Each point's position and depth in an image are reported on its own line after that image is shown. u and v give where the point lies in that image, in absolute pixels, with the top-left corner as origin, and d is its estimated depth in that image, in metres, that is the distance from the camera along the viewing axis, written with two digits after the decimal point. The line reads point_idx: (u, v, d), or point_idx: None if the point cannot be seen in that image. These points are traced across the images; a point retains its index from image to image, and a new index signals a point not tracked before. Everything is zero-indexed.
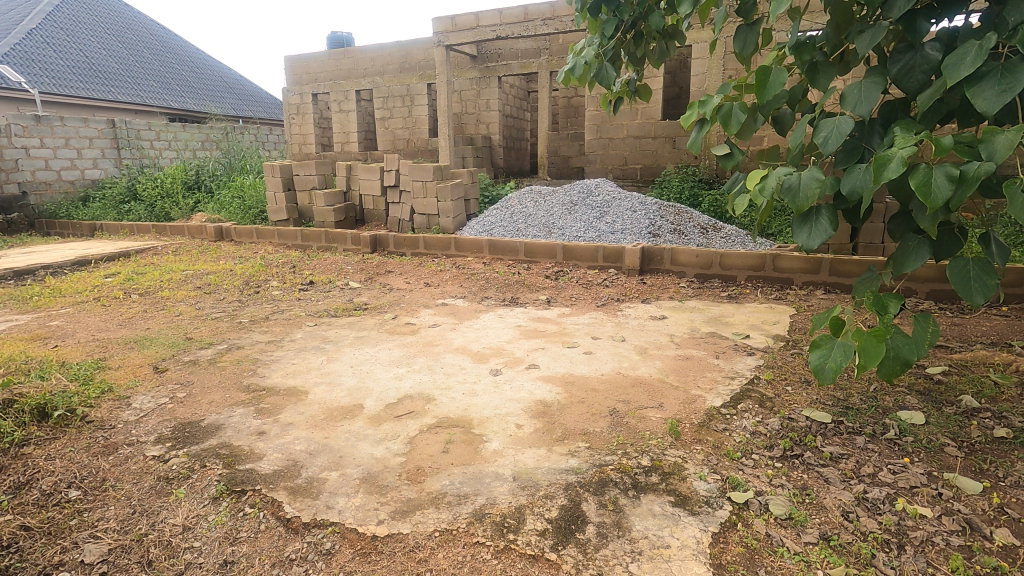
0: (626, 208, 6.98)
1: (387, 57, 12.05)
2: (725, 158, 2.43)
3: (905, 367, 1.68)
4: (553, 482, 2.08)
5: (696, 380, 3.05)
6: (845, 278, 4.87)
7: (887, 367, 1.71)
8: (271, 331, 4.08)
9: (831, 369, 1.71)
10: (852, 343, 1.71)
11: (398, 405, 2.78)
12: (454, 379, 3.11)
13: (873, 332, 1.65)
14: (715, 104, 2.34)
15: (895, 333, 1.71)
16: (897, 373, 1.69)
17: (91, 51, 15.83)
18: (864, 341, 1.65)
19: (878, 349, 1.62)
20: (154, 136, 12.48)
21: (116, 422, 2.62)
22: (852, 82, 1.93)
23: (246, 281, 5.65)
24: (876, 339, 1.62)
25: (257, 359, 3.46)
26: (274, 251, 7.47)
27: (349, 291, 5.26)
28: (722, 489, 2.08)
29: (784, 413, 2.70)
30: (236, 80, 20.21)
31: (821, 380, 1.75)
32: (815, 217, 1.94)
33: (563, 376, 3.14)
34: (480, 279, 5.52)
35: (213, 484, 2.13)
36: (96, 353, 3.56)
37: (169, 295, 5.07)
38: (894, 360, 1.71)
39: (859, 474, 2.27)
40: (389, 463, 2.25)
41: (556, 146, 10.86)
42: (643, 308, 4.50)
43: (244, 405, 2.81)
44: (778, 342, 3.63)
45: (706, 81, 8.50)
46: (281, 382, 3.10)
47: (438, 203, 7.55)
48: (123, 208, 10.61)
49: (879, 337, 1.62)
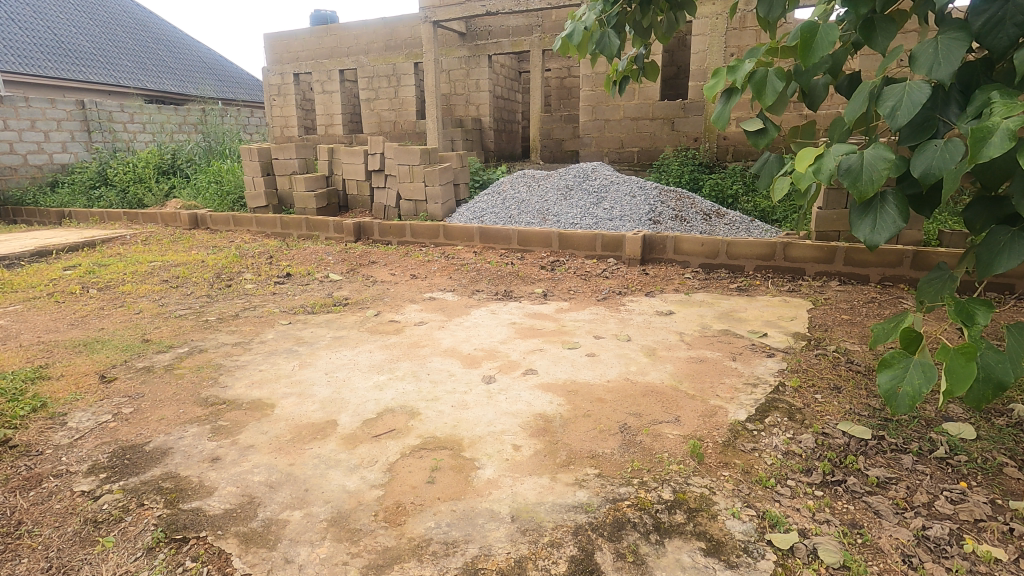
0: (625, 193, 6.60)
1: (371, 35, 11.53)
2: (755, 133, 2.08)
3: (999, 391, 1.39)
4: (559, 525, 1.74)
5: (714, 388, 2.71)
6: (861, 267, 4.58)
7: (976, 391, 1.42)
8: (239, 330, 3.69)
9: (907, 396, 1.31)
10: (935, 363, 1.32)
11: (377, 421, 2.42)
12: (442, 389, 2.75)
13: (962, 350, 1.33)
14: (747, 70, 1.98)
15: (987, 349, 1.42)
16: (989, 399, 1.40)
17: (60, 28, 15.10)
18: (951, 362, 1.33)
19: (967, 372, 1.29)
20: (128, 118, 11.91)
21: (44, 446, 2.24)
22: (925, 40, 1.57)
23: (218, 273, 5.24)
24: (966, 358, 1.30)
25: (220, 365, 3.08)
26: (252, 240, 7.05)
27: (328, 284, 4.86)
28: (760, 529, 1.75)
29: (817, 428, 2.37)
30: (217, 61, 19.47)
31: (893, 409, 1.36)
32: (879, 206, 1.58)
33: (564, 385, 2.79)
34: (471, 270, 5.13)
35: (150, 529, 1.77)
36: (37, 359, 3.16)
37: (131, 289, 4.65)
38: (983, 383, 1.42)
39: (913, 505, 1.95)
40: (364, 499, 1.90)
41: (549, 128, 10.40)
42: (647, 302, 4.16)
43: (198, 423, 2.44)
44: (799, 341, 3.30)
45: (707, 59, 8.11)
46: (245, 393, 2.72)
47: (425, 189, 7.14)
48: (93, 194, 10.06)
49: (969, 356, 1.30)
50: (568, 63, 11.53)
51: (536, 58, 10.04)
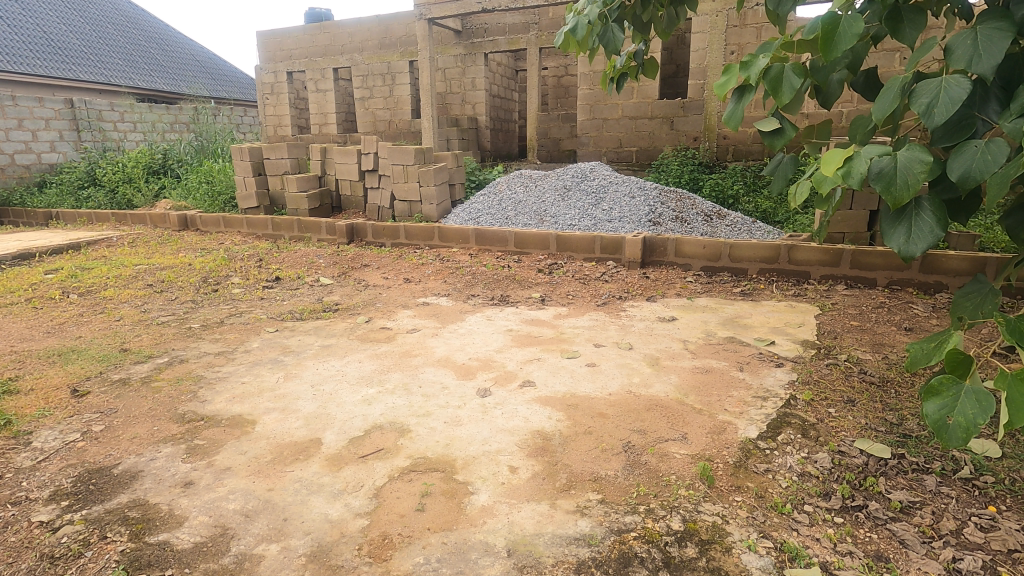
0: (624, 193, 6.45)
1: (366, 33, 11.36)
2: (770, 134, 1.97)
3: None
4: (560, 561, 1.59)
5: (722, 402, 2.57)
6: (868, 270, 4.45)
7: None
8: (223, 339, 3.53)
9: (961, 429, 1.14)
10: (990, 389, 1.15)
11: (364, 440, 2.27)
12: (434, 403, 2.59)
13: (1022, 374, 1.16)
14: (761, 67, 1.86)
15: None
16: None
17: (50, 26, 14.88)
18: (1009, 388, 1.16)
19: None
20: (118, 117, 11.70)
21: (4, 470, 2.07)
22: (962, 30, 1.42)
23: (204, 277, 5.06)
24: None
25: (200, 377, 2.92)
26: (242, 242, 6.87)
27: (318, 288, 4.70)
28: (779, 565, 1.60)
29: (833, 446, 2.23)
30: (210, 60, 19.27)
31: (945, 442, 1.18)
32: (913, 213, 1.44)
33: (564, 398, 2.64)
34: (466, 273, 4.97)
35: (110, 567, 1.61)
36: (7, 371, 2.99)
37: (114, 294, 4.48)
38: None
39: (941, 533, 1.80)
40: (347, 530, 1.75)
41: (546, 127, 10.25)
42: (648, 308, 4.02)
43: (173, 442, 2.28)
44: (808, 349, 3.16)
45: (707, 57, 7.98)
46: (224, 408, 2.56)
47: (420, 189, 6.99)
48: (82, 194, 9.87)
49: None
50: (565, 61, 11.38)
51: (533, 56, 9.89)
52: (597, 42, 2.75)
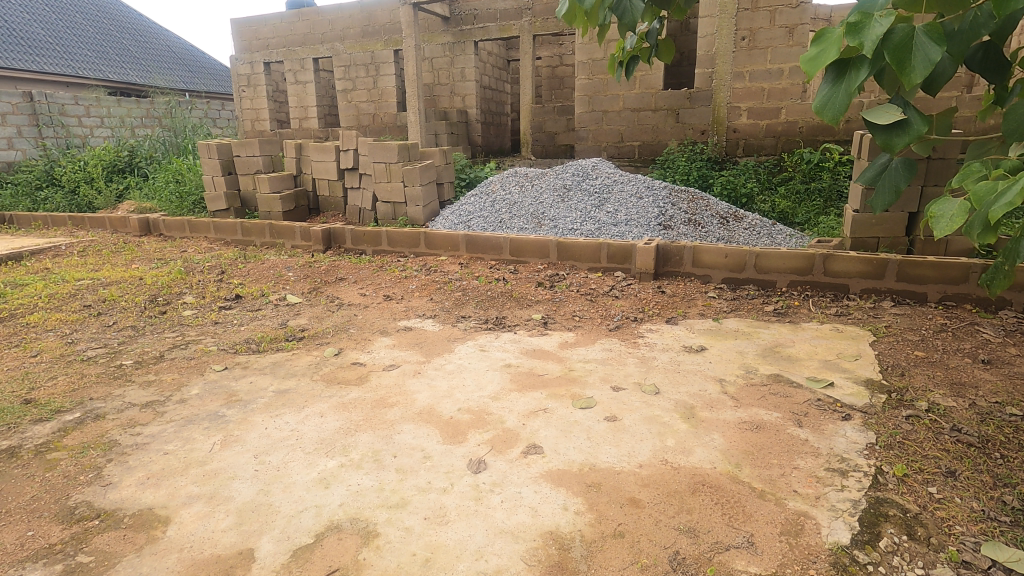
0: (630, 194, 5.83)
1: (348, 20, 10.63)
2: (884, 128, 1.36)
3: None
4: None
5: (789, 479, 1.97)
6: (917, 283, 3.88)
7: None
8: (157, 382, 2.88)
9: None
10: None
11: (313, 555, 1.65)
12: (411, 485, 1.97)
13: None
14: (880, 30, 1.25)
15: None
16: None
17: (12, 16, 13.99)
18: None
19: None
20: (83, 111, 10.93)
21: None
22: None
23: (154, 295, 4.40)
24: None
25: (114, 444, 2.28)
26: (206, 250, 6.19)
27: (284, 309, 4.06)
28: None
29: (954, 553, 1.63)
30: (186, 52, 18.45)
31: None
32: None
33: (582, 473, 2.03)
34: (456, 288, 4.35)
35: None
36: None
37: (39, 320, 3.81)
38: None
39: None
40: None
41: (541, 121, 9.61)
42: (670, 334, 3.42)
43: (46, 559, 1.65)
44: (877, 394, 2.56)
45: (715, 43, 7.36)
46: (132, 497, 1.93)
47: (405, 189, 6.34)
48: (39, 195, 9.11)
49: None
50: (560, 50, 10.72)
51: (526, 44, 9.22)
52: (611, 14, 2.06)
